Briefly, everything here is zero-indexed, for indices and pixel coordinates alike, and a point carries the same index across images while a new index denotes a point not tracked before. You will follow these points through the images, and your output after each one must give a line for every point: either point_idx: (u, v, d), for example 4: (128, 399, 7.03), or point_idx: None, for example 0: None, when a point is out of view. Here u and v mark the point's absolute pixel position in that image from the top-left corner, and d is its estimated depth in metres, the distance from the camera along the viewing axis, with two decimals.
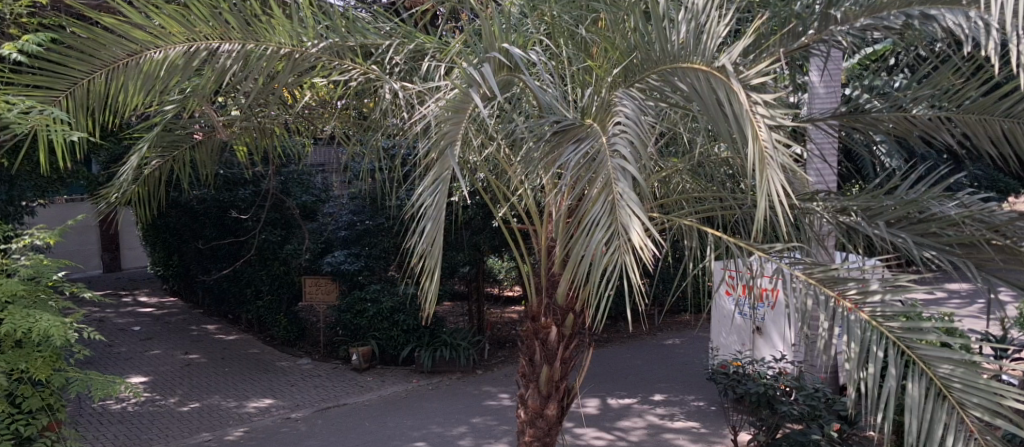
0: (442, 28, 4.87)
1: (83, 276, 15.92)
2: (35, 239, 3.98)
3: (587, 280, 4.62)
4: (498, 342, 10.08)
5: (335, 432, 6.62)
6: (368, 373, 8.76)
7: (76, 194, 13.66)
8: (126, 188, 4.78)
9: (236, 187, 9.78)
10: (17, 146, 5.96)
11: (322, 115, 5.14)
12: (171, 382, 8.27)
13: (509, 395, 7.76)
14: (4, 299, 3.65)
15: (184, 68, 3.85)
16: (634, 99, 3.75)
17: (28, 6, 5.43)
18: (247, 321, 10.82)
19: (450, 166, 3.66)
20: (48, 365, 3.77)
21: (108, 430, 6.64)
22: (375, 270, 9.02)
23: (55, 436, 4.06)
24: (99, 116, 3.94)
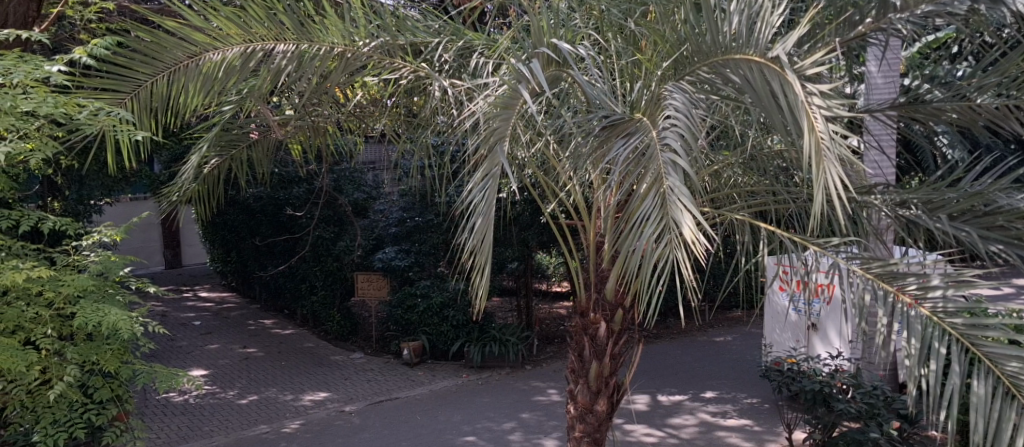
0: (489, 25, 4.84)
1: (147, 273, 16.49)
2: (102, 236, 4.11)
3: (637, 276, 4.61)
4: (546, 337, 10.09)
5: (387, 425, 6.72)
6: (418, 368, 8.86)
7: (138, 194, 14.14)
8: (186, 187, 4.90)
9: (288, 186, 9.98)
10: (88, 146, 6.20)
11: (373, 113, 5.21)
12: (229, 375, 8.50)
13: (558, 391, 7.76)
14: (76, 294, 3.74)
15: (242, 69, 3.98)
16: (685, 92, 3.72)
17: (97, 11, 5.63)
18: (301, 316, 11.06)
19: (500, 162, 3.70)
20: (117, 357, 3.87)
21: (171, 422, 6.86)
22: (425, 266, 9.12)
23: (124, 426, 4.20)
24: (162, 116, 4.07)
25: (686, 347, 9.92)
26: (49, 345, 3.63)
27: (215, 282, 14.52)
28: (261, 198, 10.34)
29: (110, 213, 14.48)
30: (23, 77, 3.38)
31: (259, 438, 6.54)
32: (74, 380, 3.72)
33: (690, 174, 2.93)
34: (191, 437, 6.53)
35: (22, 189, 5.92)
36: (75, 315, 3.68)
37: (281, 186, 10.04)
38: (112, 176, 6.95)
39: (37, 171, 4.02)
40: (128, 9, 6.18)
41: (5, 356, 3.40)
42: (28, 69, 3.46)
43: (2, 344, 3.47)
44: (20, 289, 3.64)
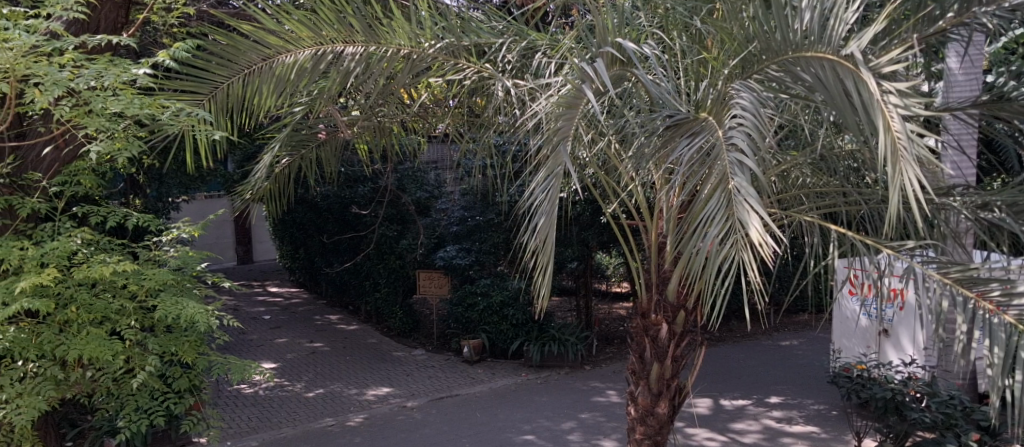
0: (553, 25, 4.84)
1: (220, 269, 17.05)
2: (181, 232, 4.27)
3: (700, 277, 4.54)
4: (606, 338, 10.05)
5: (448, 421, 6.80)
6: (478, 366, 8.95)
7: (212, 192, 14.64)
8: (258, 185, 5.06)
9: (352, 185, 10.20)
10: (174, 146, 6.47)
11: (437, 114, 5.28)
12: (296, 369, 8.75)
13: (618, 392, 7.71)
14: (156, 287, 3.88)
15: (312, 71, 4.08)
16: (752, 91, 3.65)
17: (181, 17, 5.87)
18: (366, 313, 11.31)
19: (563, 161, 3.71)
20: (194, 349, 4.02)
21: (242, 412, 7.11)
22: (485, 264, 9.18)
23: (199, 415, 4.36)
24: (238, 117, 4.21)
25: (749, 350, 9.72)
26: (133, 336, 3.78)
27: (283, 277, 14.98)
28: (327, 196, 10.60)
29: (186, 210, 15.07)
30: (113, 80, 3.53)
31: (325, 431, 6.71)
32: (154, 370, 3.87)
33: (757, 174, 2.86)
34: (262, 427, 6.74)
35: (112, 188, 6.23)
36: (156, 308, 3.82)
37: (347, 185, 10.25)
38: (191, 175, 7.23)
39: (122, 169, 4.20)
40: (209, 13, 6.42)
41: (94, 346, 3.56)
42: (117, 72, 3.61)
43: (91, 334, 3.63)
44: (106, 282, 3.80)
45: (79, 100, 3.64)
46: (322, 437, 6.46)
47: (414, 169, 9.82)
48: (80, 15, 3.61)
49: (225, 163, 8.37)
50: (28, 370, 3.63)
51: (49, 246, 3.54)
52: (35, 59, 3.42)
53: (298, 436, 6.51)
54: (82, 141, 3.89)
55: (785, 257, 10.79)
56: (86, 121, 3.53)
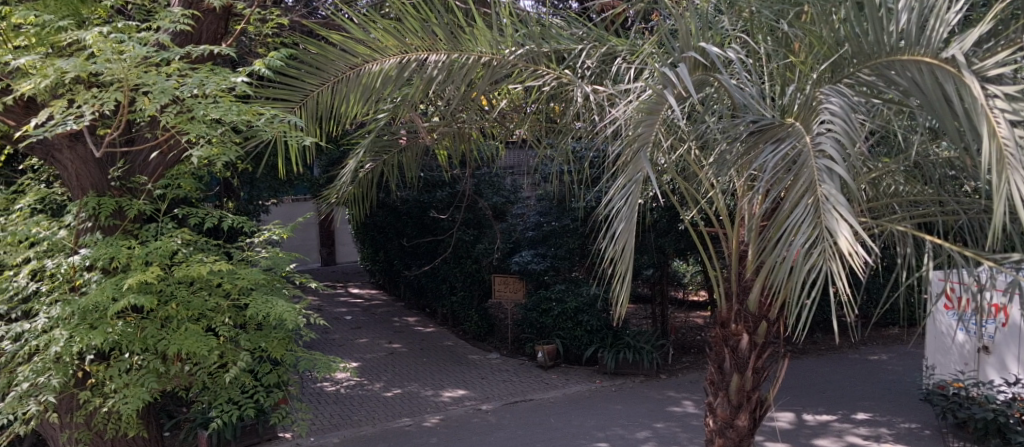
0: (634, 30, 4.80)
1: (306, 270, 17.63)
2: (271, 233, 4.44)
3: (783, 286, 4.40)
4: (682, 347, 9.90)
5: (523, 426, 6.82)
6: (552, 371, 8.97)
7: (298, 196, 15.16)
8: (344, 190, 5.23)
9: (430, 189, 10.38)
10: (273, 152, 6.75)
11: (515, 119, 5.31)
12: (375, 368, 8.98)
13: (694, 403, 7.56)
14: (248, 286, 4.04)
15: (397, 79, 4.19)
16: (842, 96, 3.53)
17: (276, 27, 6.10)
18: (442, 316, 11.51)
19: (644, 167, 3.67)
20: (283, 345, 4.16)
21: (325, 409, 7.34)
22: (560, 270, 9.16)
23: (284, 412, 4.49)
24: (326, 124, 4.35)
25: (835, 364, 9.38)
26: (227, 333, 3.95)
27: (363, 279, 15.41)
28: (407, 200, 10.82)
29: (275, 212, 15.68)
30: (214, 87, 3.70)
31: (403, 431, 6.84)
32: (246, 365, 4.02)
33: (849, 181, 2.75)
34: (343, 425, 6.94)
35: (213, 191, 6.55)
36: (248, 305, 3.98)
37: (425, 190, 10.43)
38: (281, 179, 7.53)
39: (218, 174, 4.40)
40: (302, 23, 6.65)
41: (191, 340, 3.73)
42: (217, 80, 3.79)
43: (188, 330, 3.80)
44: (203, 280, 3.98)
45: (183, 108, 3.84)
46: (400, 436, 6.59)
47: (490, 174, 9.88)
48: (185, 27, 3.82)
49: (310, 167, 8.67)
50: (133, 362, 3.84)
51: (153, 245, 3.74)
52: (144, 69, 3.63)
53: (377, 434, 6.67)
54: (185, 147, 4.09)
55: (875, 267, 10.40)
56: (189, 127, 3.71)
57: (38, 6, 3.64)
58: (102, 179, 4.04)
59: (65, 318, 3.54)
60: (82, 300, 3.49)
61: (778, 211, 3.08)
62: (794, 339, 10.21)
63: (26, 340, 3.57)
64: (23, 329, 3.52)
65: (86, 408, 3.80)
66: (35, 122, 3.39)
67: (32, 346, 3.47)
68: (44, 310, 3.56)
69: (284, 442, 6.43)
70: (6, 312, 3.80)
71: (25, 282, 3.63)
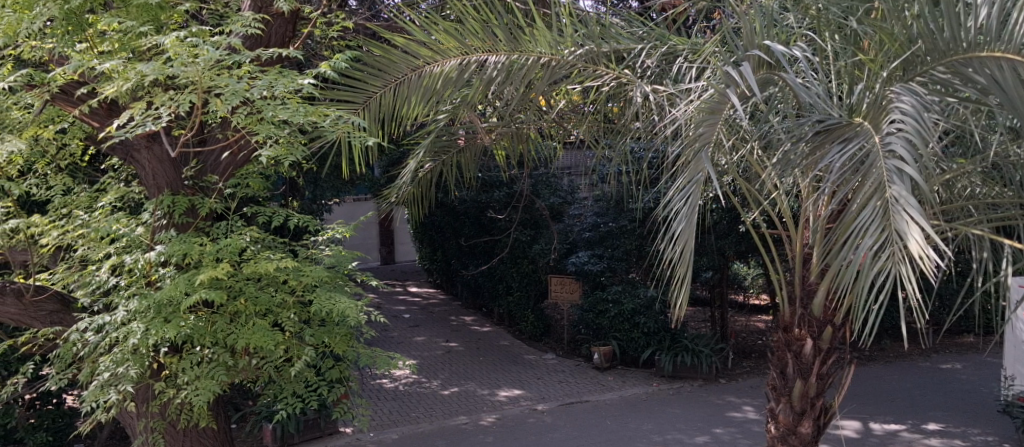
0: (696, 28, 4.74)
1: (366, 269, 17.98)
2: (335, 232, 4.54)
3: (850, 291, 4.25)
4: (743, 351, 9.72)
5: (579, 428, 6.79)
6: (609, 373, 8.92)
7: (359, 196, 15.47)
8: (404, 190, 5.32)
9: (487, 190, 10.38)
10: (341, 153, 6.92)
11: (573, 120, 5.30)
12: (433, 366, 9.09)
13: (755, 409, 7.40)
14: (313, 283, 4.14)
15: (457, 80, 4.23)
16: (915, 94, 3.39)
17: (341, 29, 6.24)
18: (499, 315, 11.59)
19: (704, 167, 3.58)
20: (344, 342, 4.25)
21: (385, 405, 7.48)
22: (617, 271, 9.08)
23: (347, 407, 4.59)
24: (388, 125, 4.45)
25: (903, 372, 9.05)
26: (292, 328, 4.04)
27: (421, 278, 15.65)
28: (465, 200, 10.91)
29: (337, 211, 16.02)
30: (282, 89, 3.79)
31: (460, 428, 6.90)
32: (309, 360, 4.12)
33: (920, 181, 2.59)
34: (402, 421, 7.05)
35: (281, 190, 6.74)
36: (312, 302, 4.07)
37: (483, 190, 10.47)
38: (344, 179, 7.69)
39: (285, 173, 4.53)
40: (367, 26, 6.76)
41: (258, 335, 3.84)
42: (286, 82, 3.88)
43: (255, 325, 3.91)
44: (269, 277, 4.08)
45: (253, 109, 3.96)
46: (457, 434, 6.65)
47: (547, 175, 9.88)
48: (255, 31, 3.94)
49: (371, 168, 8.84)
50: (204, 355, 3.97)
51: (223, 242, 3.86)
52: (217, 72, 3.75)
53: (435, 431, 6.74)
54: (254, 148, 4.22)
55: (947, 272, 10.00)
56: (259, 128, 3.83)
57: (122, 12, 3.78)
58: (176, 179, 4.22)
59: (142, 311, 3.67)
60: (158, 295, 3.61)
61: (844, 213, 2.92)
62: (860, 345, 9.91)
63: (107, 332, 3.72)
64: (104, 321, 3.65)
65: (161, 398, 3.95)
66: (118, 124, 3.54)
67: (113, 337, 3.61)
68: (123, 303, 3.69)
69: (345, 437, 6.58)
70: (89, 305, 3.97)
71: (106, 277, 3.78)
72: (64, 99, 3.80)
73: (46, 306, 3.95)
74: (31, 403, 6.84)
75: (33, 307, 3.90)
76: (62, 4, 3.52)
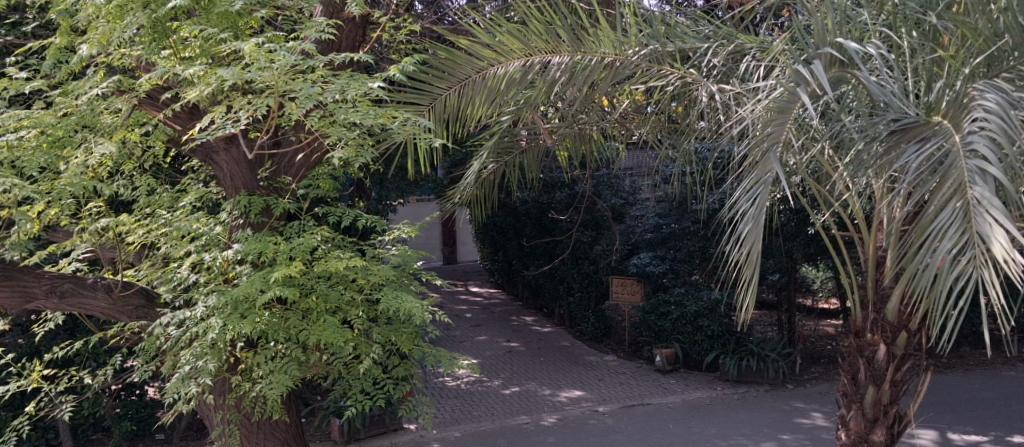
0: (764, 27, 4.65)
1: (430, 268, 18.21)
2: (401, 232, 4.62)
3: (926, 295, 4.09)
4: (811, 356, 9.48)
5: (640, 430, 6.74)
6: (671, 375, 8.83)
7: (421, 197, 15.71)
8: (469, 191, 5.39)
9: (550, 190, 10.51)
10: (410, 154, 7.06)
11: (637, 120, 5.29)
12: (494, 365, 9.17)
13: (825, 415, 7.20)
14: (380, 282, 4.22)
15: (521, 81, 4.26)
16: (1000, 91, 3.25)
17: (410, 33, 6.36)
18: (560, 316, 11.61)
19: (773, 168, 3.49)
20: (411, 340, 4.32)
21: (448, 403, 7.59)
22: (680, 273, 8.98)
23: (413, 404, 4.67)
24: (452, 126, 4.51)
25: (984, 381, 8.67)
26: (361, 326, 4.13)
27: (483, 278, 15.78)
28: (527, 201, 10.99)
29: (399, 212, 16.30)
30: (354, 93, 3.89)
31: (523, 428, 6.94)
32: (376, 357, 4.20)
33: (1005, 180, 2.47)
34: (465, 419, 7.13)
35: (350, 189, 6.91)
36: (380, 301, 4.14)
37: (544, 191, 10.61)
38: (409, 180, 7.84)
39: (354, 175, 4.64)
40: (432, 29, 6.87)
41: (329, 332, 3.93)
42: (357, 85, 3.97)
43: (326, 322, 4.01)
44: (339, 275, 4.18)
45: (326, 112, 4.07)
46: (519, 433, 6.68)
47: (610, 175, 9.86)
48: (328, 36, 4.05)
49: (434, 169, 8.99)
50: (277, 350, 4.10)
51: (296, 241, 3.98)
52: (293, 76, 3.87)
53: (497, 431, 6.79)
54: (325, 150, 4.33)
55: None
56: (330, 130, 3.92)
57: (202, 20, 3.94)
58: (252, 179, 4.37)
59: (221, 307, 3.80)
60: (234, 292, 3.74)
61: (920, 215, 2.81)
62: (937, 352, 9.53)
63: (187, 327, 3.87)
64: (185, 316, 3.81)
65: (237, 391, 4.09)
66: (199, 127, 3.69)
67: (193, 332, 3.75)
68: (202, 299, 3.84)
69: (410, 433, 6.70)
70: (172, 301, 4.15)
71: (186, 274, 3.94)
72: (150, 104, 4.03)
73: (133, 300, 4.12)
74: (117, 393, 7.19)
75: (120, 302, 4.08)
76: (150, 13, 3.70)
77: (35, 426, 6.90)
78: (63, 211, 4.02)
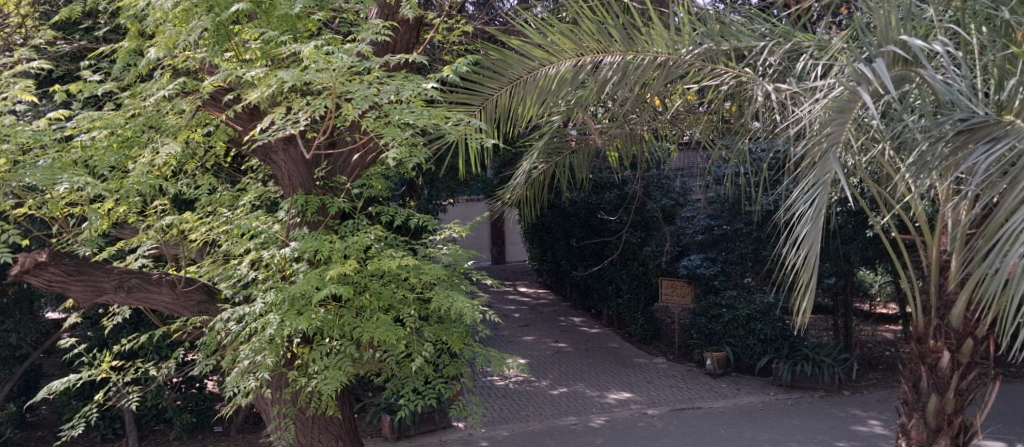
0: (823, 25, 4.54)
1: (478, 268, 18.29)
2: (452, 232, 4.65)
3: (994, 301, 3.94)
4: (868, 362, 9.24)
5: (690, 434, 6.67)
6: (722, 379, 8.71)
7: (469, 197, 15.82)
8: (519, 190, 5.41)
9: (599, 191, 10.47)
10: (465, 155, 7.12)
11: (688, 120, 5.24)
12: (542, 366, 9.19)
13: (883, 423, 7.00)
14: (432, 281, 4.25)
15: (572, 81, 4.24)
16: None
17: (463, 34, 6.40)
18: (609, 317, 11.56)
19: (832, 169, 3.40)
20: (461, 339, 4.34)
21: (497, 403, 7.64)
22: (732, 275, 8.86)
23: (464, 403, 4.69)
24: (503, 126, 4.53)
25: None
26: (412, 324, 4.18)
27: (531, 279, 15.80)
28: (576, 201, 10.96)
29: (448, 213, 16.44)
30: (408, 93, 3.93)
31: (571, 429, 6.92)
32: (428, 356, 4.24)
33: None
34: (513, 418, 7.16)
35: (405, 190, 7.00)
36: (432, 299, 4.17)
37: (593, 192, 10.57)
38: (461, 180, 7.90)
39: (407, 174, 4.69)
40: (485, 30, 6.90)
41: (382, 330, 3.99)
42: (412, 86, 4.01)
43: (379, 319, 4.06)
44: (392, 273, 4.23)
45: (381, 113, 4.11)
46: (568, 434, 6.67)
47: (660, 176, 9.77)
48: (384, 37, 4.10)
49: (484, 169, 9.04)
50: (332, 347, 4.17)
51: (351, 240, 4.04)
52: (350, 78, 3.94)
53: (546, 431, 6.79)
54: (380, 150, 4.39)
55: None
56: (385, 131, 3.97)
57: (263, 23, 4.04)
58: (309, 179, 4.46)
59: (278, 303, 3.88)
60: (292, 288, 3.82)
61: (992, 219, 2.68)
62: (1003, 360, 9.18)
63: (247, 322, 3.96)
64: (245, 312, 3.90)
65: (293, 386, 4.17)
66: (260, 127, 3.78)
67: (253, 327, 3.83)
68: (261, 295, 3.93)
69: (460, 431, 6.76)
70: (232, 296, 4.26)
71: (246, 270, 4.05)
72: (213, 105, 4.14)
73: (195, 295, 4.25)
74: (178, 386, 7.44)
75: (184, 297, 4.20)
76: (214, 17, 3.81)
77: (103, 415, 7.20)
78: (132, 209, 4.18)
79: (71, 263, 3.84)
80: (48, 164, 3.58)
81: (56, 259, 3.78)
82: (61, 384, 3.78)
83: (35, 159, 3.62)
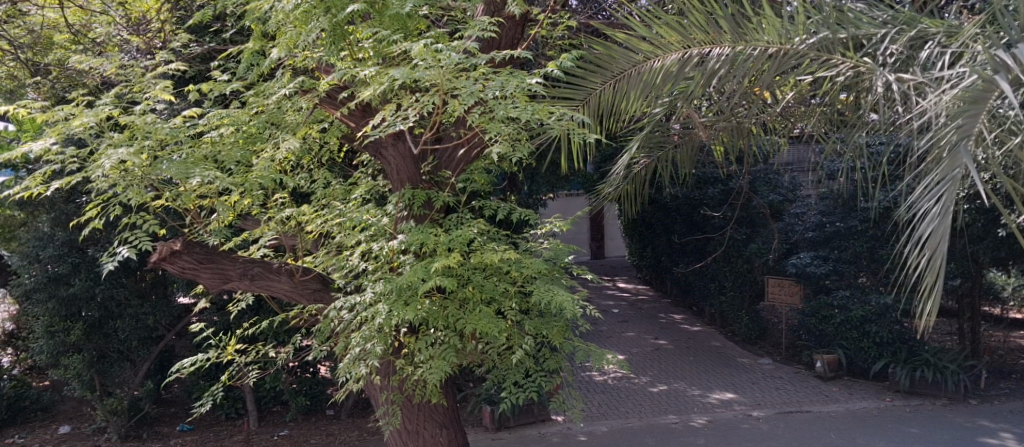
0: (953, 9, 4.24)
1: (577, 263, 18.27)
2: (553, 226, 4.65)
3: None
4: (998, 371, 8.60)
5: (799, 438, 6.42)
6: (833, 383, 8.34)
7: (567, 192, 15.82)
8: (620, 185, 5.35)
9: (701, 186, 10.24)
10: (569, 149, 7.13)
11: (804, 113, 5.09)
12: (641, 363, 9.09)
13: (1016, 437, 6.49)
14: (532, 275, 4.26)
15: (678, 74, 4.12)
16: None
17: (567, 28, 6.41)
18: (710, 315, 11.30)
19: (964, 163, 3.14)
20: (561, 334, 4.34)
21: (596, 398, 7.62)
22: (844, 275, 8.46)
23: (564, 397, 4.69)
24: (606, 121, 4.49)
25: None
26: (513, 317, 4.22)
27: (630, 274, 15.65)
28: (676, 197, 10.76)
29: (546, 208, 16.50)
30: (513, 88, 3.94)
31: (672, 428, 6.81)
32: (528, 349, 4.26)
33: None
34: (612, 415, 7.11)
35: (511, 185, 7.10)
36: (532, 293, 4.18)
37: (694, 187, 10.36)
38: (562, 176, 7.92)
39: (510, 169, 4.74)
40: (588, 23, 6.87)
41: (484, 322, 4.04)
42: (516, 82, 4.03)
43: (481, 312, 4.12)
44: (494, 267, 4.28)
45: (486, 109, 4.15)
46: (668, 432, 6.56)
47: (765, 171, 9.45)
48: (490, 34, 4.16)
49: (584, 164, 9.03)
50: (437, 337, 4.26)
51: (455, 232, 4.11)
52: (457, 75, 4.00)
53: (647, 428, 6.71)
54: (485, 145, 4.44)
55: None
56: (490, 126, 4.02)
57: (376, 22, 4.19)
58: (417, 173, 4.59)
59: (387, 293, 4.00)
60: (400, 279, 3.93)
61: None
62: None
63: (358, 311, 4.12)
64: (357, 301, 4.05)
65: (401, 374, 4.30)
66: (373, 123, 3.91)
67: (364, 315, 3.97)
68: (371, 285, 4.08)
69: (558, 425, 6.80)
70: (345, 285, 4.43)
71: (358, 262, 4.21)
72: (328, 103, 4.37)
73: (311, 284, 4.47)
74: (294, 370, 7.85)
75: (301, 285, 4.44)
76: (331, 18, 3.98)
77: (226, 394, 7.71)
78: (254, 201, 4.45)
79: (202, 251, 4.10)
80: (183, 159, 3.84)
81: (187, 248, 4.03)
82: (191, 362, 4.09)
83: (172, 153, 3.89)
